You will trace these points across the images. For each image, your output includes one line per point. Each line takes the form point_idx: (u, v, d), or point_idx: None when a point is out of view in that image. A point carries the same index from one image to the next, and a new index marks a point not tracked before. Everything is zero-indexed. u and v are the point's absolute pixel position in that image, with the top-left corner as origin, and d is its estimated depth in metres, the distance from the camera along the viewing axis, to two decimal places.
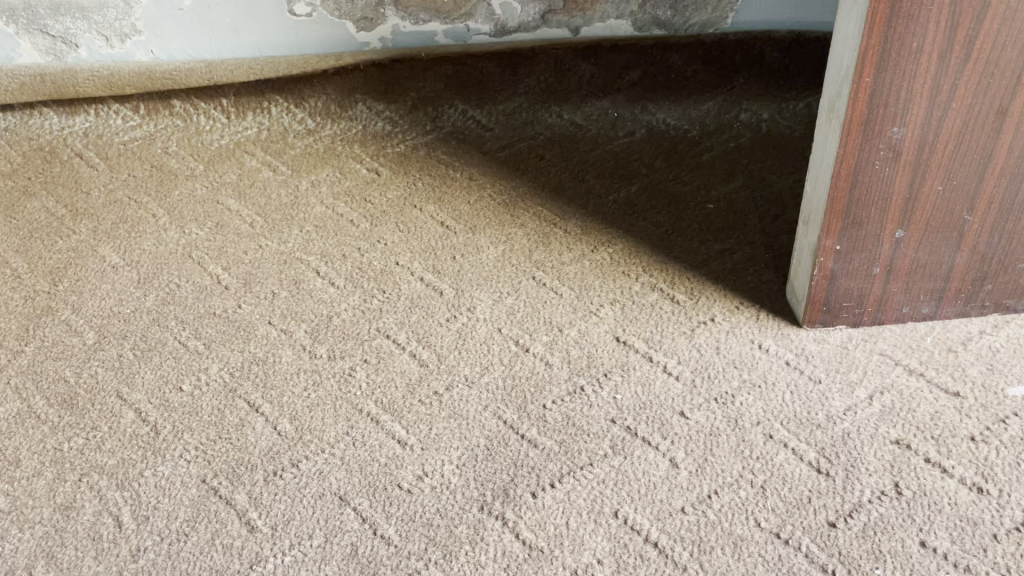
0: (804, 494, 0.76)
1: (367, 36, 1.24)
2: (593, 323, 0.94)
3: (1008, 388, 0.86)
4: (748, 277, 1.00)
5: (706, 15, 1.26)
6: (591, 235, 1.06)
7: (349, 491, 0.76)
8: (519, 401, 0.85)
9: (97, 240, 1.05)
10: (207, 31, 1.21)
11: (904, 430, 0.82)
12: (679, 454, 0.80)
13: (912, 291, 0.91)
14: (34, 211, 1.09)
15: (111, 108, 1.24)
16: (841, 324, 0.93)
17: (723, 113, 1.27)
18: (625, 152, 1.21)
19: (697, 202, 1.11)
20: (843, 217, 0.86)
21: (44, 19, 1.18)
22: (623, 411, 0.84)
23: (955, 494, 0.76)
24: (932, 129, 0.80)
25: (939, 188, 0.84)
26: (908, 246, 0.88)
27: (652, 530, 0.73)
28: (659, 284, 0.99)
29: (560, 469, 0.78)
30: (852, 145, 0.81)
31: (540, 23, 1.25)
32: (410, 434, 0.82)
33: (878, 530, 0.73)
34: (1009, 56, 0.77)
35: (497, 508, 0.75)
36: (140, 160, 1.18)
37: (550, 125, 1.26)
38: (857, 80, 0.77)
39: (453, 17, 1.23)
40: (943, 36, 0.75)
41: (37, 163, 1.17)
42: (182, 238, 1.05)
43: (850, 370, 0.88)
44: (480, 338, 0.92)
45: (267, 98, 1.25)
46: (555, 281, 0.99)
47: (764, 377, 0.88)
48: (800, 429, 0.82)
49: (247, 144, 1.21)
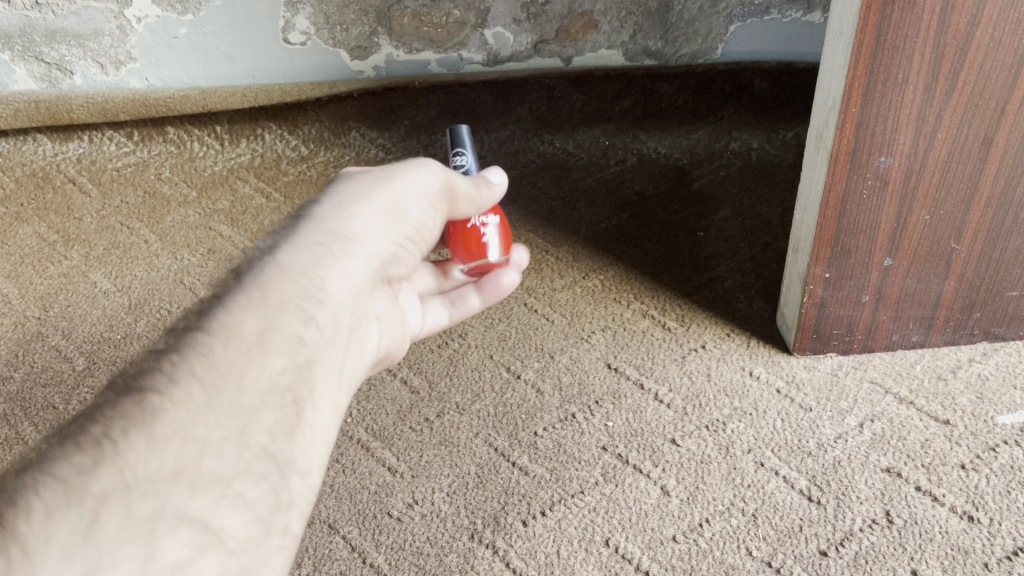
0: (796, 523, 0.76)
1: (361, 65, 1.25)
2: (584, 350, 0.94)
3: (998, 416, 0.86)
4: (740, 304, 1.01)
5: (696, 46, 1.28)
6: (583, 263, 1.07)
7: (338, 519, 0.76)
8: (511, 428, 0.85)
9: (88, 266, 1.05)
10: (202, 58, 1.22)
11: (895, 458, 0.82)
12: (670, 481, 0.80)
13: (900, 319, 0.92)
14: (25, 237, 1.09)
15: (105, 134, 1.25)
16: (831, 351, 0.94)
17: (714, 142, 1.28)
18: (617, 180, 1.21)
19: (688, 229, 1.12)
20: (832, 246, 0.86)
21: (40, 46, 1.18)
22: (614, 439, 0.84)
23: (946, 523, 0.76)
24: (919, 158, 0.81)
25: (927, 217, 0.85)
26: (897, 274, 0.88)
27: (643, 559, 0.73)
28: (650, 311, 1.00)
29: (551, 497, 0.78)
30: (840, 173, 0.82)
31: (532, 53, 1.27)
32: (401, 461, 0.81)
33: (870, 559, 0.73)
34: (993, 87, 0.78)
35: (488, 536, 0.75)
36: (133, 186, 1.18)
37: (542, 153, 1.27)
38: (844, 110, 0.78)
39: (447, 46, 1.25)
40: (927, 67, 0.76)
41: (30, 189, 1.17)
42: (174, 264, 1.05)
43: (841, 398, 0.89)
44: (472, 366, 0.92)
45: (261, 125, 1.26)
46: (546, 308, 1.00)
47: (755, 405, 0.88)
48: (791, 457, 0.82)
49: (241, 170, 1.22)
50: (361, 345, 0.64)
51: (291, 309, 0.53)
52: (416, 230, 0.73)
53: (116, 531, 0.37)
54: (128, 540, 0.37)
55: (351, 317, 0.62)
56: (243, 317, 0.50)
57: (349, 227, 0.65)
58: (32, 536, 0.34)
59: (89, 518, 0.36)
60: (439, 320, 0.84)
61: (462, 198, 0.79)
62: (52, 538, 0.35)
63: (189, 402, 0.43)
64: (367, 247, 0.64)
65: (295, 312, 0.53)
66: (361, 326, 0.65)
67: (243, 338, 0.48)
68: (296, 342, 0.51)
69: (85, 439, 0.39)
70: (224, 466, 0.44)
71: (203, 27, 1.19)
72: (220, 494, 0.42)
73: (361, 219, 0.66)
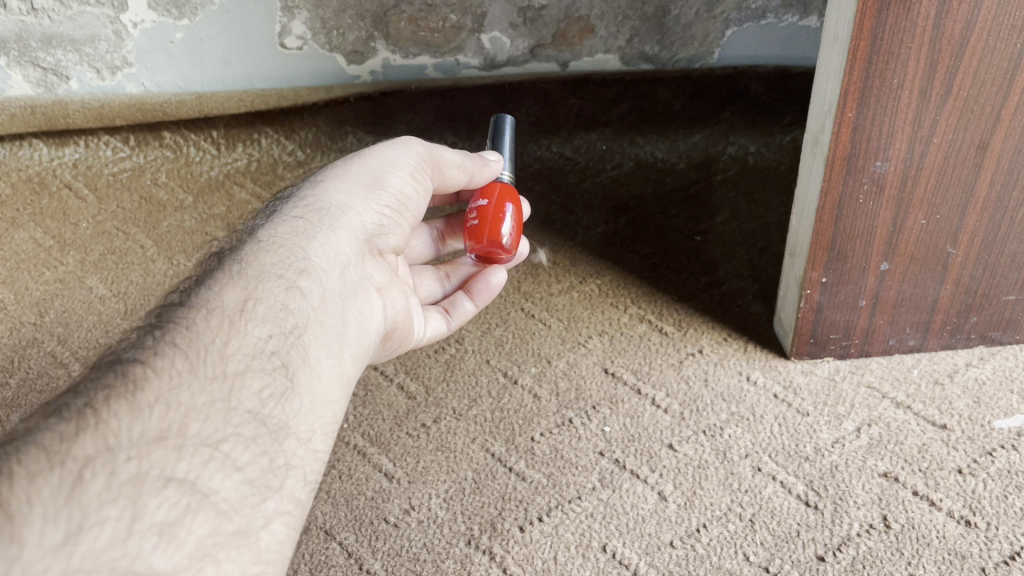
0: (793, 528, 0.76)
1: (358, 70, 1.25)
2: (581, 355, 0.94)
3: (995, 420, 0.86)
4: (737, 309, 1.01)
5: (693, 50, 1.27)
6: (580, 268, 1.07)
7: (335, 525, 0.76)
8: (508, 433, 0.85)
9: (84, 272, 1.04)
10: (198, 63, 1.22)
11: (892, 463, 0.82)
12: (667, 487, 0.80)
13: (896, 324, 0.92)
14: (21, 243, 1.09)
15: (101, 140, 1.24)
16: (828, 356, 0.94)
17: (711, 146, 1.28)
18: (614, 185, 1.22)
19: (685, 233, 1.12)
20: (828, 251, 0.86)
21: (36, 51, 1.18)
22: (612, 444, 0.84)
23: (943, 528, 0.76)
24: (914, 163, 0.81)
25: (923, 222, 0.85)
26: (893, 279, 0.88)
27: (640, 565, 0.73)
28: (647, 316, 0.99)
29: (548, 503, 0.78)
30: (836, 178, 0.82)
31: (529, 57, 1.27)
32: (398, 466, 0.81)
33: (867, 565, 0.73)
34: (989, 92, 0.78)
35: (485, 542, 0.74)
36: (129, 192, 1.18)
37: (539, 158, 1.27)
38: (840, 115, 0.78)
39: (443, 51, 1.25)
40: (922, 72, 0.76)
41: (26, 195, 1.17)
42: (170, 269, 1.05)
43: (838, 403, 0.89)
44: (469, 370, 0.92)
45: (257, 130, 1.26)
46: (543, 313, 1.00)
47: (752, 410, 0.88)
48: (789, 462, 0.82)
49: (237, 176, 1.21)
50: (349, 308, 0.71)
51: (274, 279, 0.67)
52: (396, 200, 0.78)
53: (100, 493, 0.49)
54: (111, 499, 0.49)
55: (336, 283, 0.71)
56: (246, 284, 0.66)
57: (332, 199, 0.75)
58: (15, 499, 0.46)
59: (73, 481, 0.48)
60: (441, 330, 0.87)
61: (453, 168, 0.83)
62: (34, 500, 0.46)
63: (176, 376, 0.57)
64: (344, 219, 0.74)
65: (273, 281, 0.67)
66: (352, 292, 0.72)
67: (263, 283, 0.66)
68: (277, 311, 0.65)
69: (83, 417, 0.52)
70: (210, 430, 0.55)
71: (199, 32, 1.19)
72: (202, 452, 0.54)
73: (338, 194, 0.75)
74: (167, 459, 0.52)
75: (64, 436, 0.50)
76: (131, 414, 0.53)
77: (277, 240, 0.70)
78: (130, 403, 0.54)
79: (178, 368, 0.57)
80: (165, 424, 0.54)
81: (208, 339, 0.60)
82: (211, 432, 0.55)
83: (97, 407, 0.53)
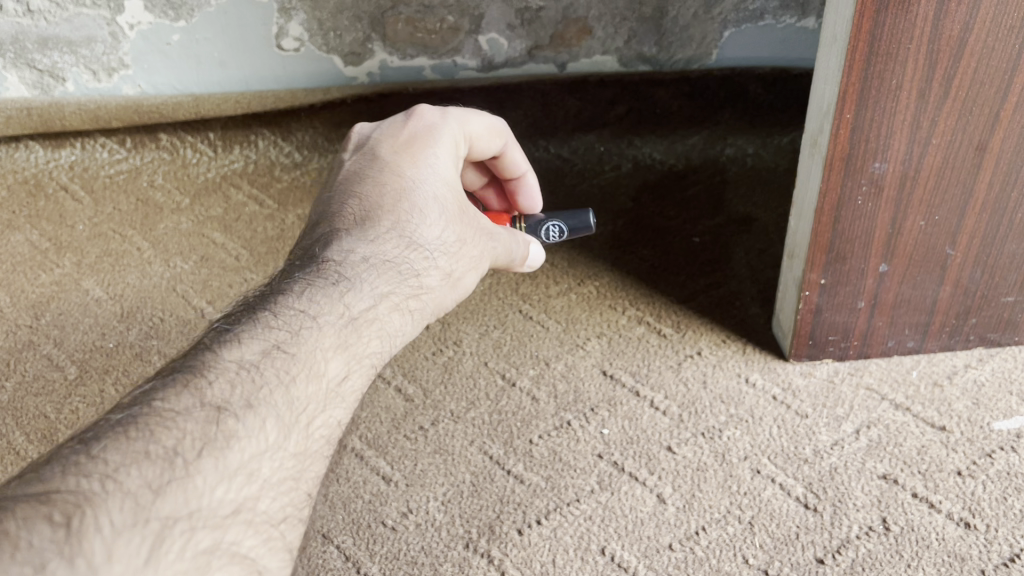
0: (792, 531, 0.76)
1: (355, 71, 1.25)
2: (579, 357, 0.94)
3: (995, 422, 0.86)
4: (736, 311, 1.00)
5: (690, 52, 1.27)
6: (579, 270, 1.06)
7: (332, 529, 0.76)
8: (506, 436, 0.84)
9: (80, 274, 1.04)
10: (195, 65, 1.21)
11: (892, 464, 0.82)
12: (666, 489, 0.79)
13: (895, 325, 0.92)
14: (17, 245, 1.08)
15: (98, 142, 1.24)
16: (827, 358, 0.93)
17: (709, 147, 1.28)
18: (612, 187, 1.21)
19: (683, 235, 1.12)
20: (827, 252, 0.86)
21: (33, 53, 1.17)
22: (610, 446, 0.83)
23: (943, 530, 0.76)
24: (913, 164, 0.81)
25: (922, 223, 0.85)
26: (892, 280, 0.88)
27: (639, 567, 0.73)
28: (646, 317, 0.99)
29: (547, 505, 0.78)
30: (835, 179, 0.81)
31: (527, 59, 1.26)
32: (396, 469, 0.81)
33: (867, 567, 0.73)
34: (988, 93, 0.78)
35: (483, 545, 0.74)
36: (125, 194, 1.18)
37: (537, 159, 1.27)
38: (839, 115, 0.78)
39: (441, 52, 1.24)
40: (921, 73, 0.76)
41: (22, 198, 1.16)
42: (167, 272, 1.05)
43: (837, 405, 0.88)
44: (467, 372, 0.92)
45: (254, 131, 1.25)
46: (541, 314, 0.99)
47: (751, 412, 0.87)
48: (788, 464, 0.82)
49: (234, 177, 1.21)
50: None
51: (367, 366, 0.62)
52: None
53: (175, 560, 0.45)
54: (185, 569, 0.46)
55: None
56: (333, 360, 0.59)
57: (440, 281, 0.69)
58: (95, 553, 0.43)
59: (152, 540, 0.45)
60: None
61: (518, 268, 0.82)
62: (114, 559, 0.43)
63: (265, 440, 0.52)
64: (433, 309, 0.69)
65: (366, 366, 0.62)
66: None
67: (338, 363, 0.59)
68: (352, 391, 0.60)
69: (172, 463, 0.48)
70: (276, 507, 0.52)
71: (196, 33, 1.18)
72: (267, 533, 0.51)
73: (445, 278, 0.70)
74: (239, 534, 0.49)
75: (151, 484, 0.46)
76: (217, 475, 0.49)
77: (380, 263, 0.66)
78: (219, 461, 0.50)
79: (269, 434, 0.53)
80: (240, 496, 0.50)
81: (305, 403, 0.55)
82: (276, 510, 0.52)
83: (189, 459, 0.48)
